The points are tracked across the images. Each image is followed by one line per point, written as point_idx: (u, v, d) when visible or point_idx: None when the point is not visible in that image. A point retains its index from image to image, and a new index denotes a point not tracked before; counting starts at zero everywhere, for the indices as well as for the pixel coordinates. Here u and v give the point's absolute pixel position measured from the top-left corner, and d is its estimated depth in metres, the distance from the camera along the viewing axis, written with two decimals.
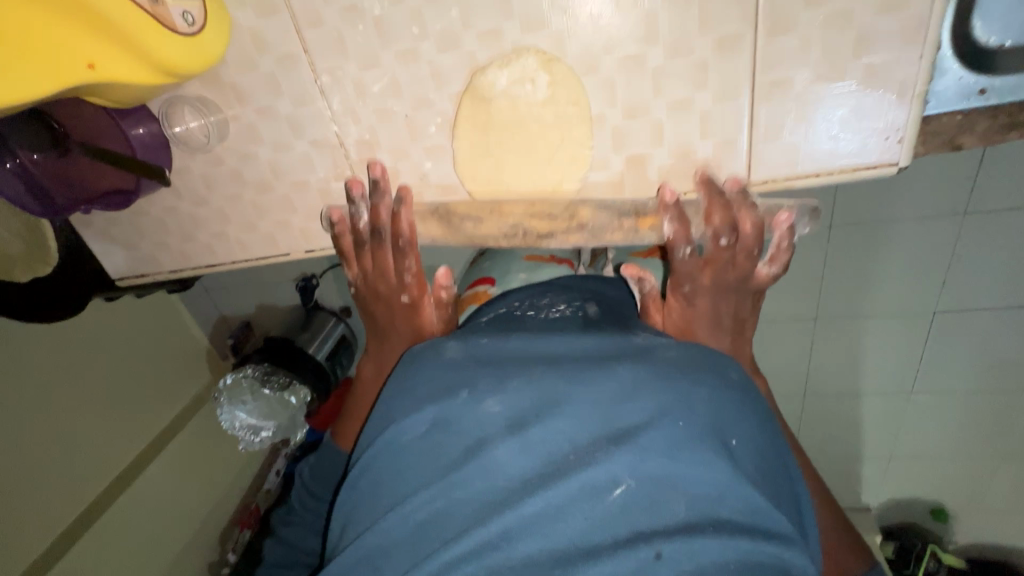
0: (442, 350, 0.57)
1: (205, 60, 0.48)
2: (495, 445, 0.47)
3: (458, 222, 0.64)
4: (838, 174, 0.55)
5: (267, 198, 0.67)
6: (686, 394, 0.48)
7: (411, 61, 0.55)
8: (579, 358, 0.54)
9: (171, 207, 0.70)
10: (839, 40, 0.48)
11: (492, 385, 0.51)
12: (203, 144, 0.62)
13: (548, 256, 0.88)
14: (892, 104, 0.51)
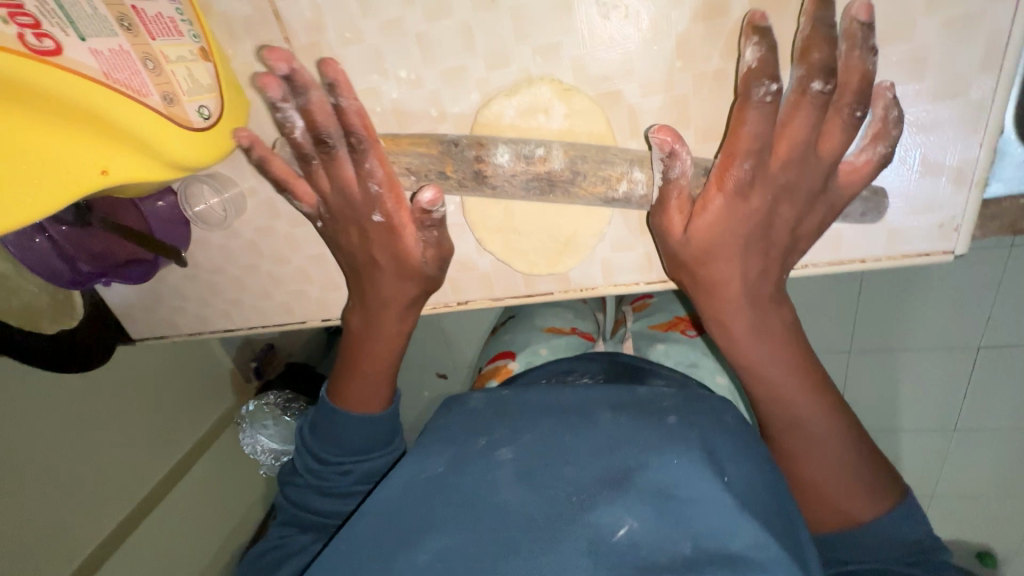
0: (465, 399, 0.60)
1: (220, 151, 0.47)
2: (500, 488, 0.47)
3: (477, 296, 0.62)
4: (888, 260, 0.51)
5: (283, 268, 0.65)
6: (683, 439, 0.48)
7: (430, 142, 0.52)
8: (584, 407, 0.54)
9: (189, 275, 0.69)
10: None
11: (507, 435, 0.52)
12: (219, 220, 0.61)
13: (568, 328, 0.87)
14: (947, 191, 0.47)
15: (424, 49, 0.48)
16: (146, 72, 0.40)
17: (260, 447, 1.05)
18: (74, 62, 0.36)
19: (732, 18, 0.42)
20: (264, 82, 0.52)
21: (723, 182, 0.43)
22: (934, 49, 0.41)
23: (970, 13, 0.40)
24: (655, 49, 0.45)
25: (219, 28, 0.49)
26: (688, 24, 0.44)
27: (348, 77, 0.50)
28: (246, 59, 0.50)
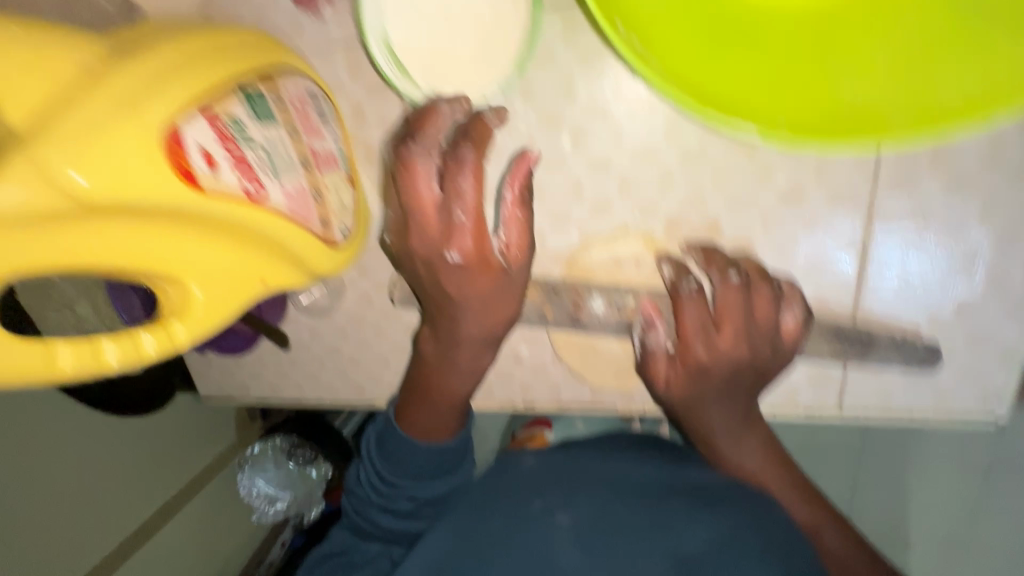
0: (520, 462, 0.61)
1: (345, 260, 0.55)
2: (559, 545, 0.51)
3: (544, 399, 0.69)
4: (917, 390, 0.58)
5: (368, 349, 0.69)
6: (730, 521, 0.53)
7: (529, 263, 0.61)
8: (640, 479, 0.58)
9: (269, 348, 0.71)
10: (909, 281, 0.55)
11: (563, 496, 0.55)
12: (321, 308, 0.67)
13: None
14: (992, 362, 0.55)
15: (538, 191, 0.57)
16: (315, 203, 0.49)
17: (255, 491, 0.98)
18: (275, 199, 0.44)
19: (790, 183, 0.53)
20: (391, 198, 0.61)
21: (689, 355, 0.57)
22: (943, 221, 0.53)
23: (977, 200, 0.52)
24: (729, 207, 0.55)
25: (361, 155, 0.60)
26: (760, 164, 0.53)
27: None
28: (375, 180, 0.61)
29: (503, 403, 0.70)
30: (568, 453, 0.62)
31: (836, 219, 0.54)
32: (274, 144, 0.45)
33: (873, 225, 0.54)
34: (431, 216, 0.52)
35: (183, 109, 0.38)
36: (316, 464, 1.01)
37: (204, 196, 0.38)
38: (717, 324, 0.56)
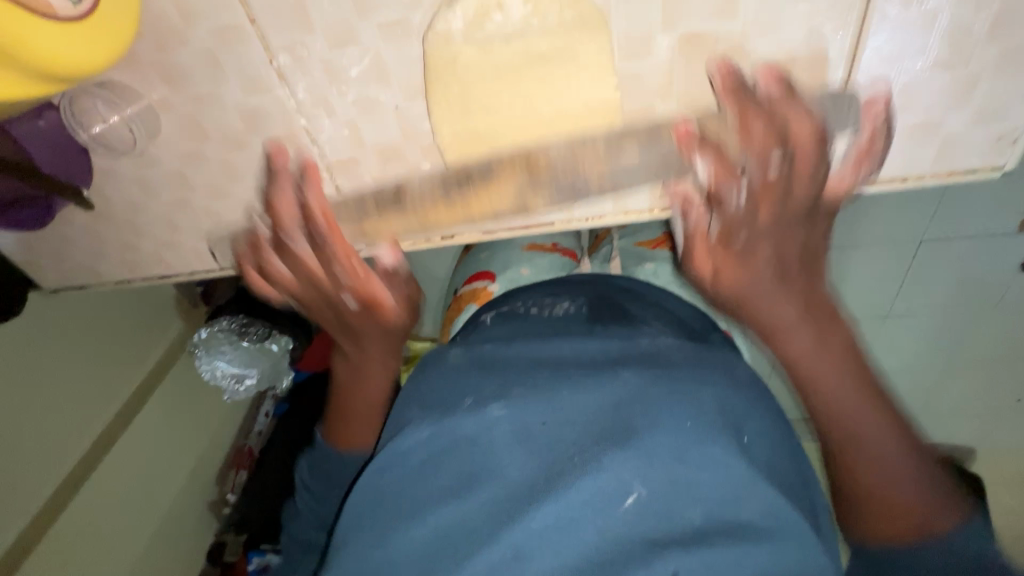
0: (444, 357, 0.58)
1: (103, 53, 0.35)
2: (501, 453, 0.48)
3: (466, 229, 0.52)
4: (930, 179, 0.45)
5: (223, 204, 0.53)
6: (692, 395, 0.49)
7: (400, 37, 0.40)
8: (584, 358, 0.55)
9: (101, 214, 0.55)
10: (949, 50, 0.38)
11: (497, 392, 0.51)
12: (128, 144, 0.48)
13: (550, 244, 0.78)
14: (1017, 100, 0.41)
15: None
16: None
17: (220, 372, 0.92)
18: None
19: None
20: None
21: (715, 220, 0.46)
22: None
23: None
24: None
25: None
26: None
27: None
28: None
29: (412, 240, 0.53)
30: (497, 344, 0.57)
31: None
32: None
33: None
34: None
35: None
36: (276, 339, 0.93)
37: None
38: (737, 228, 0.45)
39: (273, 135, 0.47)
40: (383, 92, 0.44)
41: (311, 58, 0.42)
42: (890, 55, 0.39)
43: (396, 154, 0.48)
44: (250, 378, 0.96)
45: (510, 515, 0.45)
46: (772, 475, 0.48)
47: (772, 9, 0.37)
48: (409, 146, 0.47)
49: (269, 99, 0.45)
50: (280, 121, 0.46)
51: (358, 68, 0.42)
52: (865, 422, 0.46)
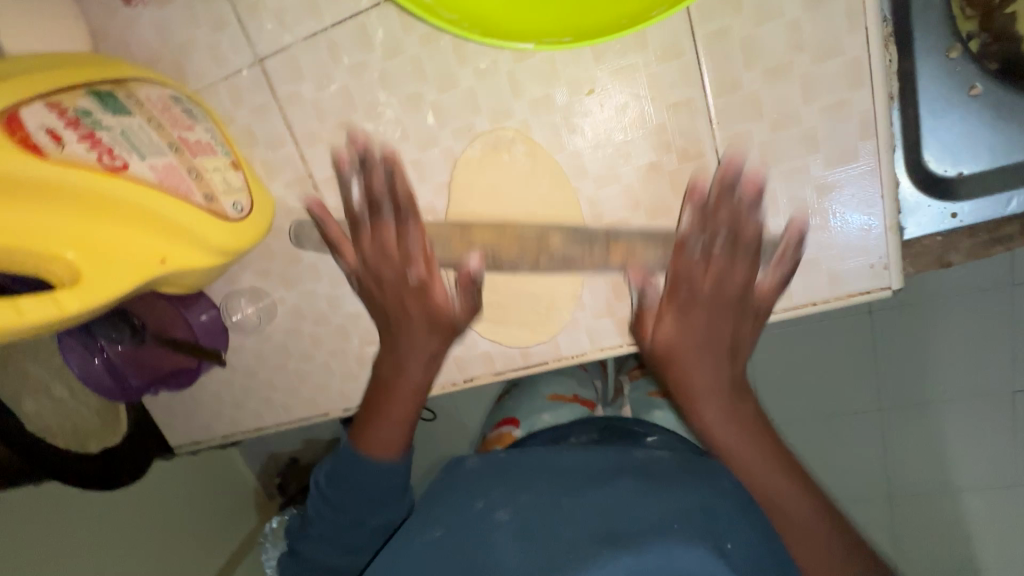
0: (463, 463, 0.65)
1: (251, 237, 0.57)
2: (504, 549, 0.52)
3: (481, 372, 0.69)
4: (837, 300, 0.57)
5: (309, 364, 0.73)
6: (677, 504, 0.53)
7: None
8: (583, 468, 0.60)
9: (225, 380, 0.77)
10: (799, 210, 0.54)
11: (505, 495, 0.58)
12: (254, 325, 0.71)
13: (570, 395, 0.85)
14: (871, 239, 0.54)
15: (418, 170, 0.60)
16: (191, 180, 0.51)
17: None
18: (136, 174, 0.46)
19: (648, 160, 0.55)
20: (294, 210, 0.65)
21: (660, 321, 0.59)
22: (820, 128, 0.51)
23: (838, 99, 0.50)
24: (598, 158, 0.56)
25: (261, 170, 0.63)
26: (625, 131, 0.55)
27: None
28: (281, 193, 0.64)
29: (441, 384, 0.70)
30: (509, 453, 0.65)
31: (708, 146, 0.54)
32: (132, 130, 0.48)
33: (741, 147, 0.53)
34: (167, 119, 0.53)
35: (24, 100, 0.41)
36: None
37: (48, 165, 0.40)
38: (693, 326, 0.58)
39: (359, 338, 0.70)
40: None
41: None
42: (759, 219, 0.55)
43: None
44: None
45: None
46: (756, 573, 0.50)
47: (662, 202, 0.56)
48: None
49: (346, 289, 0.67)
50: (351, 302, 0.68)
51: None
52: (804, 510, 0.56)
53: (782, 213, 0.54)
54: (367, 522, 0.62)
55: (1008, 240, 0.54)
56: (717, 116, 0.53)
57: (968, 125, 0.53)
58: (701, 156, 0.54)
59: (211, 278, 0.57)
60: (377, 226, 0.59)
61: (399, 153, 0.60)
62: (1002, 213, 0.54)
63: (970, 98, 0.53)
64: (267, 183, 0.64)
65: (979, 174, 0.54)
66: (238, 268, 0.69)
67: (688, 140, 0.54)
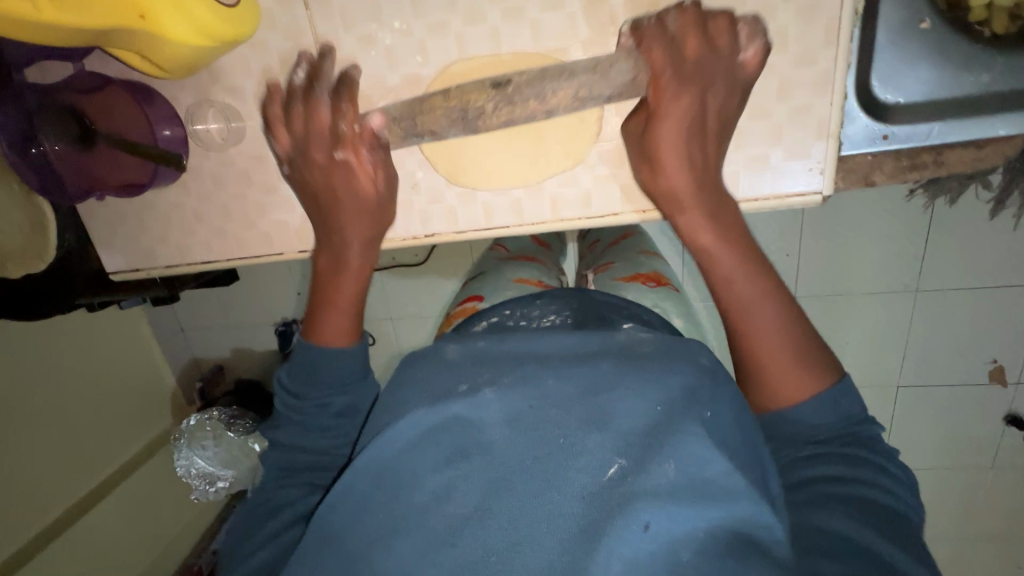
0: (443, 352, 0.65)
1: (233, 28, 0.56)
2: (489, 432, 0.53)
3: (442, 229, 0.71)
4: (770, 200, 0.64)
5: (270, 197, 0.73)
6: (663, 378, 0.55)
7: (414, 84, 0.64)
8: (566, 352, 0.62)
9: (177, 202, 0.75)
10: (755, 107, 0.60)
11: (490, 379, 0.58)
12: (218, 146, 0.70)
13: (535, 279, 0.95)
14: (812, 143, 0.61)
15: (415, 4, 0.60)
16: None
17: (195, 469, 1.43)
18: None
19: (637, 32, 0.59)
20: (278, 24, 0.63)
21: (745, 55, 0.56)
22: (792, 28, 0.56)
23: (813, 2, 0.55)
24: (593, 19, 0.59)
25: None
26: (620, 1, 0.58)
27: (350, 22, 0.62)
28: (268, 2, 0.62)
29: (402, 236, 0.73)
30: (489, 341, 0.65)
31: None
32: None
33: None
34: None
35: None
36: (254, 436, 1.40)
37: None
38: (716, 46, 0.54)
39: None
40: None
41: (355, 93, 0.65)
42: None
43: (399, 164, 0.68)
44: (220, 479, 1.45)
45: (498, 492, 0.50)
46: (735, 447, 0.52)
47: None
48: (410, 158, 0.67)
49: None
50: None
51: (384, 101, 0.65)
52: (769, 328, 0.54)
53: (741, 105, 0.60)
54: (333, 400, 0.64)
55: (921, 167, 0.62)
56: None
57: (912, 57, 0.60)
58: None
59: (187, 62, 0.56)
60: (309, 105, 0.62)
61: None
62: (924, 142, 0.61)
63: (920, 31, 0.59)
64: None
65: (914, 104, 0.61)
66: (210, 78, 0.66)
67: None
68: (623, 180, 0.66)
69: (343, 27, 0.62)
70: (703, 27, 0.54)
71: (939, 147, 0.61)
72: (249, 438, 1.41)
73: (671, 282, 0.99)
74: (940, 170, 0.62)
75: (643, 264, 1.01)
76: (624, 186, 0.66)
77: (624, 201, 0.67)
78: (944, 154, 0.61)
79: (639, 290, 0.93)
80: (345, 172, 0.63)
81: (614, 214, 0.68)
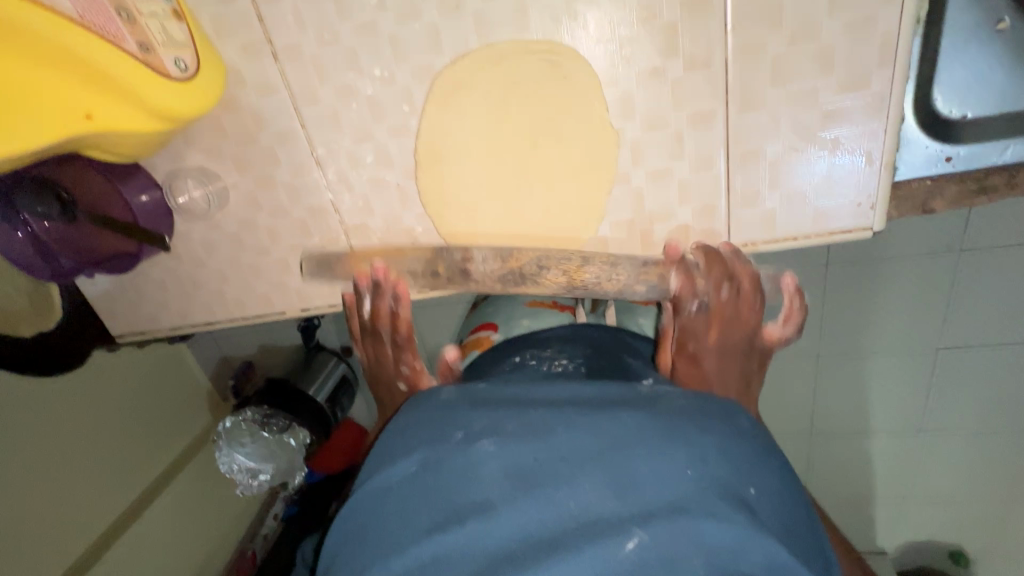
0: (437, 393, 0.61)
1: (199, 104, 0.49)
2: (491, 488, 0.49)
3: (447, 282, 0.66)
4: (814, 238, 0.56)
5: (265, 259, 0.69)
6: (701, 442, 0.50)
7: (403, 134, 0.57)
8: (581, 395, 0.57)
9: (171, 268, 0.72)
10: (796, 138, 0.52)
11: (493, 427, 0.53)
12: (203, 211, 0.65)
13: (549, 302, 0.89)
14: (863, 174, 0.53)
15: (396, 48, 0.53)
16: (120, 19, 0.42)
17: (236, 466, 1.14)
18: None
19: (652, 60, 0.50)
20: (248, 82, 0.57)
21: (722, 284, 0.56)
22: (838, 47, 0.47)
23: (865, 16, 0.46)
24: (602, 48, 0.51)
25: (210, 30, 0.54)
26: (631, 27, 0.49)
27: (325, 74, 0.55)
28: (233, 58, 0.55)
29: None
30: (493, 385, 0.61)
31: (718, 56, 0.49)
32: None
33: (753, 59, 0.49)
34: None
35: None
36: (292, 432, 1.12)
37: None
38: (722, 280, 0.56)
39: (317, 232, 0.65)
40: (388, 172, 0.60)
41: (341, 149, 0.59)
42: (755, 142, 0.52)
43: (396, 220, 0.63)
44: (263, 474, 1.15)
45: (501, 562, 0.45)
46: (780, 529, 0.49)
47: (659, 110, 0.52)
48: (408, 215, 0.62)
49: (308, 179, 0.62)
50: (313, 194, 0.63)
51: (371, 155, 0.59)
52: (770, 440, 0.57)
53: (780, 137, 0.52)
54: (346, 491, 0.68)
55: (990, 190, 0.54)
56: (733, 20, 0.47)
57: (983, 64, 0.51)
58: (709, 67, 0.50)
59: (157, 144, 0.51)
60: (376, 346, 0.67)
61: (373, 25, 0.52)
62: (996, 162, 0.53)
63: (997, 32, 0.50)
64: (216, 46, 0.55)
65: (986, 118, 0.52)
66: (183, 143, 0.61)
67: (699, 45, 0.49)
68: (643, 225, 0.58)
69: (318, 79, 0.56)
70: (701, 259, 0.56)
71: (1013, 165, 0.53)
72: (287, 434, 1.12)
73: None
74: (1013, 191, 0.53)
75: None
76: (645, 231, 0.59)
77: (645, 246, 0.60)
78: (1018, 174, 0.53)
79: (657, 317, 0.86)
80: (382, 354, 0.68)
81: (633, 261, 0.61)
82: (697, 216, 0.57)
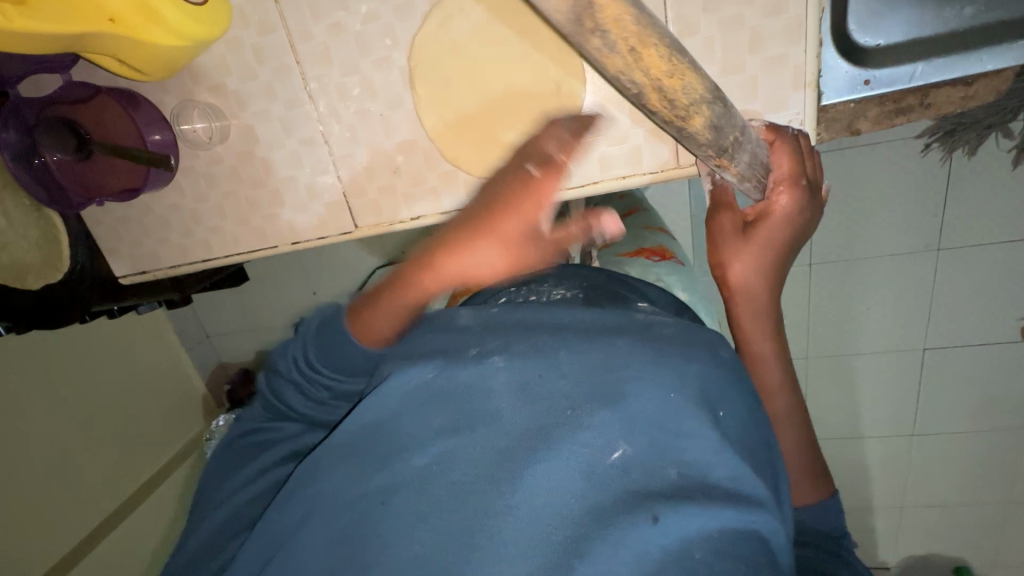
0: (454, 317, 0.59)
1: (209, 29, 0.57)
2: (497, 399, 0.48)
3: (427, 210, 0.73)
4: None
5: (260, 192, 0.75)
6: (681, 366, 0.50)
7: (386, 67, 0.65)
8: (584, 322, 0.55)
9: (173, 204, 0.78)
10: (730, 59, 0.59)
11: (501, 347, 0.52)
12: (204, 143, 0.73)
13: None
14: (790, 93, 0.59)
15: None
16: None
17: None
18: None
19: None
20: (251, 21, 0.64)
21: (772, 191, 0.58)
22: None
23: None
24: None
25: None
26: None
27: (318, 12, 0.63)
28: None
29: (389, 220, 0.74)
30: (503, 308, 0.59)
31: None
32: None
33: None
34: None
35: None
36: None
37: None
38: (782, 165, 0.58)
39: (308, 163, 0.72)
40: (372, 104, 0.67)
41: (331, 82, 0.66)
42: None
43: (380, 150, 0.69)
44: None
45: (500, 464, 0.44)
46: (747, 451, 0.49)
47: None
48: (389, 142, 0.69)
49: (301, 112, 0.69)
50: (305, 126, 0.70)
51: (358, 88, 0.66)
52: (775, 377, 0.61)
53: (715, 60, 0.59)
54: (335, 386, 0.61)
55: (906, 111, 0.60)
56: None
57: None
58: None
59: (165, 60, 0.58)
60: None
61: None
62: (907, 85, 0.59)
63: None
64: None
65: (895, 46, 0.60)
66: (191, 80, 0.69)
67: None
68: (600, 148, 0.66)
69: (312, 17, 0.63)
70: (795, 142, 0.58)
71: (926, 87, 0.59)
72: None
73: (677, 256, 0.97)
74: (928, 111, 0.60)
75: (649, 240, 0.99)
76: (602, 154, 0.66)
77: (603, 168, 0.67)
78: (931, 95, 0.59)
79: (641, 266, 0.91)
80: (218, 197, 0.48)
81: (588, 183, 0.68)
82: (648, 137, 0.64)
